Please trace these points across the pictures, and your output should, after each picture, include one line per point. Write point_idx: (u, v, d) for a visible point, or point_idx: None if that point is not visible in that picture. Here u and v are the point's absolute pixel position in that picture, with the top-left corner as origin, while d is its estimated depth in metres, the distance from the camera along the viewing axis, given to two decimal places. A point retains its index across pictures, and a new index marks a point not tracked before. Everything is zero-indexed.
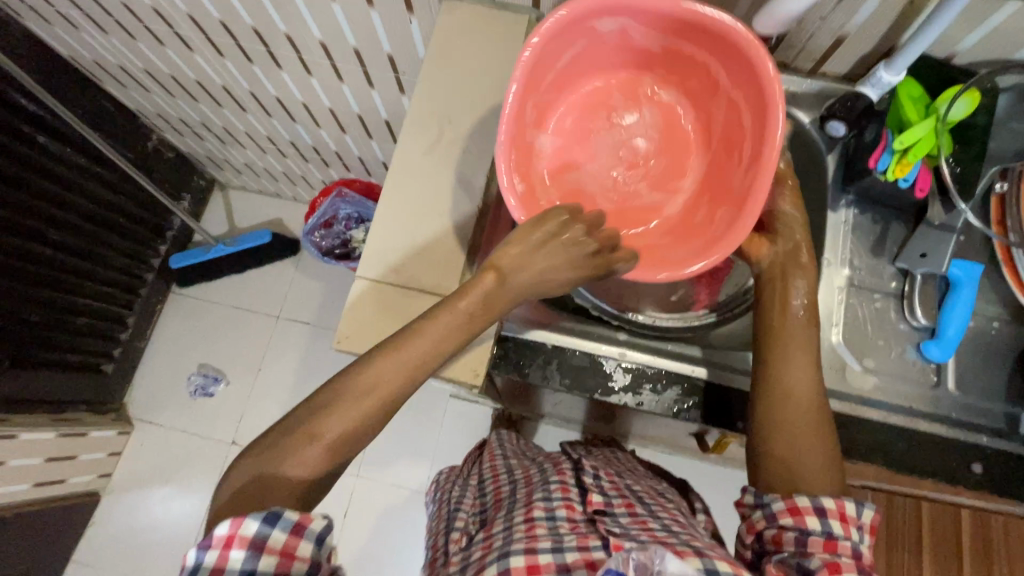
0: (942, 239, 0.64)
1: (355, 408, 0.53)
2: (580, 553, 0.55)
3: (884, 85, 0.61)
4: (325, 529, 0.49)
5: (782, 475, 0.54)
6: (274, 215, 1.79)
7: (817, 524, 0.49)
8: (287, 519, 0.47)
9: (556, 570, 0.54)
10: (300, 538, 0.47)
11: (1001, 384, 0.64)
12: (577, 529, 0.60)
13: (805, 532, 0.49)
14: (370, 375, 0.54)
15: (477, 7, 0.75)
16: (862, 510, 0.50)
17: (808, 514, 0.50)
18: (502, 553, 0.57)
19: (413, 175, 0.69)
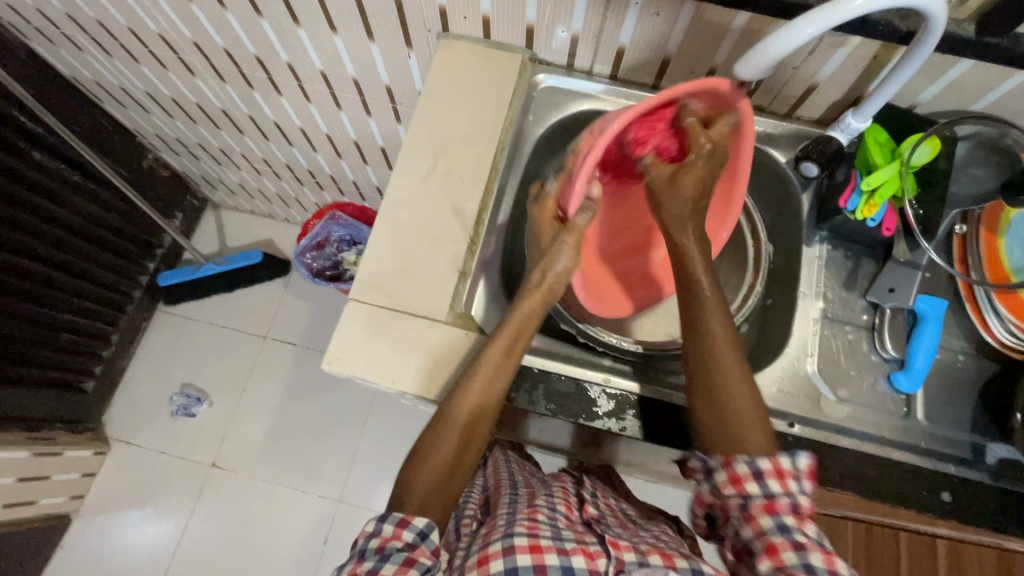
0: (908, 275, 0.67)
1: (436, 452, 0.60)
2: (579, 543, 0.58)
3: (852, 130, 0.66)
4: (427, 525, 0.55)
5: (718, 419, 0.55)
6: (265, 235, 1.80)
7: (756, 489, 0.52)
8: (393, 516, 0.55)
9: (556, 553, 0.56)
10: (405, 528, 0.54)
11: (966, 416, 0.67)
12: (577, 527, 0.64)
13: (747, 496, 0.52)
14: (445, 418, 0.61)
15: (474, 45, 0.80)
16: (795, 459, 0.53)
17: (747, 481, 0.52)
18: (504, 533, 0.58)
19: (408, 202, 0.72)
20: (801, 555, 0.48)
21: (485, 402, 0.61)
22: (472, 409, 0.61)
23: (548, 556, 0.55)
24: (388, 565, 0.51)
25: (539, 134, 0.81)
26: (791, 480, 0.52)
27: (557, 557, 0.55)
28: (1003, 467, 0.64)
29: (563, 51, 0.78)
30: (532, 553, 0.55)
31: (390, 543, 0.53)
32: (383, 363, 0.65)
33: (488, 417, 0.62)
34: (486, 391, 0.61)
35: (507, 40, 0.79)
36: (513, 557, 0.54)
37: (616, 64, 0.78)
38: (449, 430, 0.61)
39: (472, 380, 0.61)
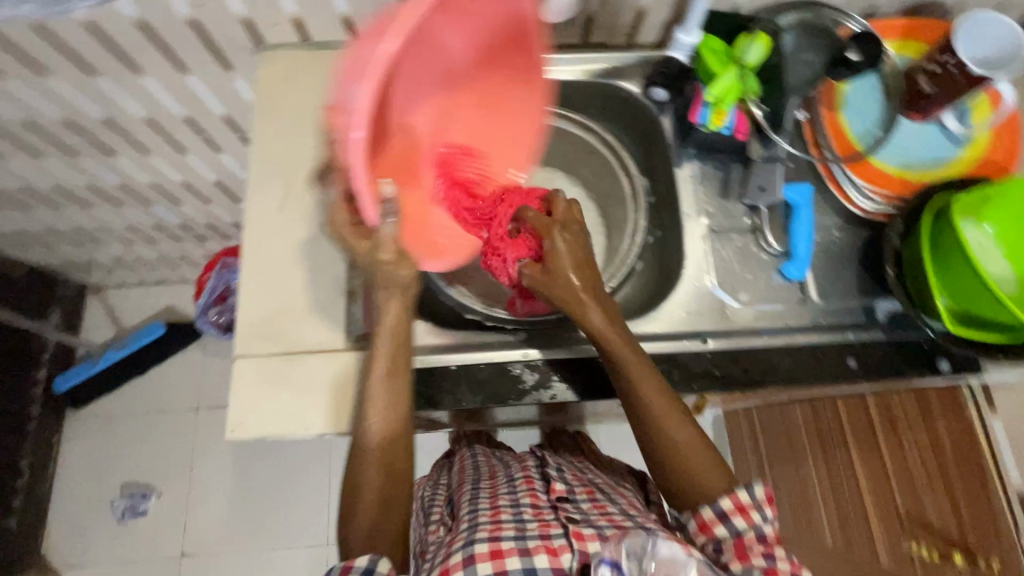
0: (771, 170, 0.70)
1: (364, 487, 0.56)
2: (540, 539, 0.56)
3: (685, 46, 0.68)
4: (371, 560, 0.51)
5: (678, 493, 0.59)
6: (163, 303, 1.66)
7: (724, 530, 0.55)
8: (337, 566, 0.51)
9: (518, 555, 0.54)
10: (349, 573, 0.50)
11: (854, 284, 0.71)
12: (541, 515, 0.62)
13: (719, 540, 0.55)
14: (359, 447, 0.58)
15: (295, 52, 0.74)
16: (753, 491, 0.56)
17: (714, 525, 0.56)
18: (466, 541, 0.57)
19: (271, 236, 0.67)
20: (770, 564, 0.52)
21: (395, 417, 0.58)
22: (383, 425, 0.58)
23: (509, 560, 0.54)
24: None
25: None
26: (754, 514, 0.55)
27: (519, 559, 0.54)
28: (891, 318, 0.69)
29: None
30: (493, 560, 0.53)
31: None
32: (292, 412, 0.60)
33: (405, 429, 0.59)
34: (388, 422, 0.58)
35: (328, 38, 0.74)
36: (473, 567, 0.53)
37: None
38: (369, 457, 0.57)
39: (372, 399, 0.58)
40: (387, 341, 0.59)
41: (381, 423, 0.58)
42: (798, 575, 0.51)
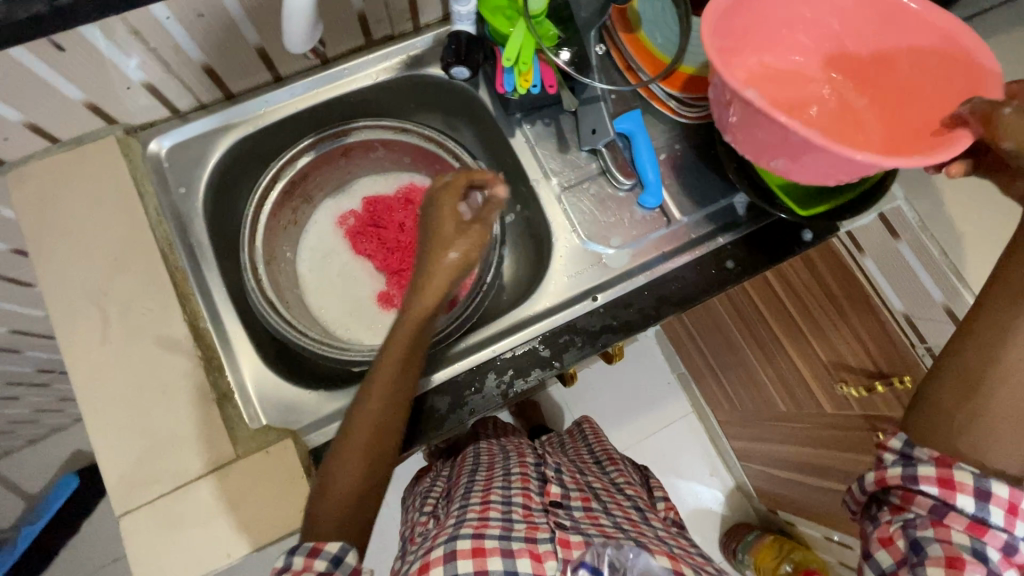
0: (596, 110, 0.69)
1: (337, 485, 0.53)
2: (526, 543, 0.55)
3: (466, 16, 0.65)
4: (341, 548, 0.50)
5: (926, 412, 0.48)
6: (64, 452, 1.49)
7: (970, 505, 0.44)
8: (302, 546, 0.50)
9: (500, 556, 0.53)
10: (317, 556, 0.49)
11: (708, 188, 0.72)
12: (530, 516, 0.61)
13: (951, 507, 0.45)
14: (344, 452, 0.54)
15: (50, 160, 0.63)
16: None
17: (960, 491, 0.45)
18: (449, 537, 0.56)
19: (106, 373, 0.58)
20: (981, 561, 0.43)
21: (384, 418, 0.54)
22: (374, 423, 0.54)
23: (490, 559, 0.53)
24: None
25: (202, 201, 0.69)
26: (1015, 526, 0.44)
27: (500, 559, 0.53)
28: (751, 210, 0.71)
29: (154, 103, 0.65)
30: (474, 559, 0.52)
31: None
32: (203, 551, 0.54)
33: (396, 424, 0.55)
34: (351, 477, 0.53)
35: (82, 130, 0.64)
36: (452, 564, 0.52)
37: (219, 83, 0.67)
38: (353, 461, 0.53)
39: (347, 424, 0.54)
40: (372, 406, 0.54)
41: (344, 476, 0.53)
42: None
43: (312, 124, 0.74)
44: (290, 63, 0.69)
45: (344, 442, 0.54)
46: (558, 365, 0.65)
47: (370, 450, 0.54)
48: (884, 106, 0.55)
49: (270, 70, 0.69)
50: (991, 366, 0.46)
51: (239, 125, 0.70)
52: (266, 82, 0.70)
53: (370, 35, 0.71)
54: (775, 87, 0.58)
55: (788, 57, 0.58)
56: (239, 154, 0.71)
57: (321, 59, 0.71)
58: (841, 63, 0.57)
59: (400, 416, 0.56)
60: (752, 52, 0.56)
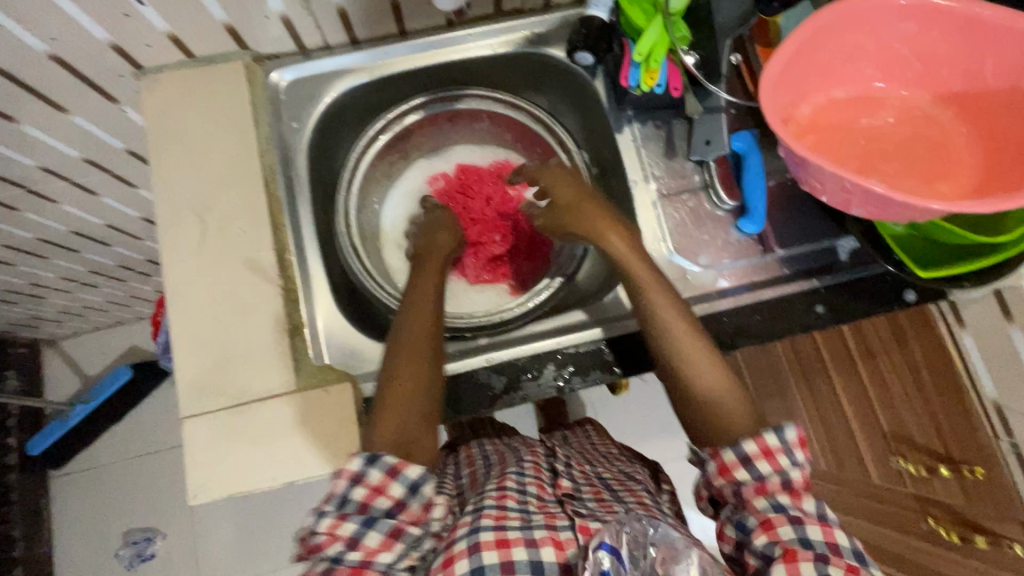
0: (715, 121, 0.66)
1: (392, 395, 0.54)
2: (548, 531, 0.55)
3: (606, 2, 0.64)
4: (420, 475, 0.50)
5: (696, 435, 0.55)
6: (123, 345, 1.59)
7: (746, 473, 0.50)
8: (380, 462, 0.50)
9: (525, 546, 0.52)
10: (394, 480, 0.50)
11: (812, 225, 0.68)
12: (546, 507, 0.60)
13: (739, 483, 0.50)
14: (391, 362, 0.57)
15: (180, 72, 0.66)
16: (783, 433, 0.51)
17: (735, 467, 0.51)
18: (470, 527, 0.55)
19: (196, 282, 0.61)
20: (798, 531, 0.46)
21: (431, 323, 0.60)
22: (417, 334, 0.59)
23: (515, 549, 0.52)
24: (372, 535, 0.48)
25: (308, 137, 0.71)
26: (783, 456, 0.50)
27: (526, 550, 0.52)
28: (853, 257, 0.67)
29: (284, 36, 0.67)
30: (499, 550, 0.52)
31: (376, 500, 0.49)
32: (255, 468, 0.57)
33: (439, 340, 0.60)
34: (422, 367, 0.56)
35: (216, 50, 0.66)
36: (478, 555, 0.51)
37: (348, 26, 0.68)
38: (406, 371, 0.56)
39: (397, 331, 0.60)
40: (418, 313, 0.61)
41: (413, 368, 0.56)
42: (830, 534, 0.46)
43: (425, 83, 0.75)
44: (417, 19, 0.70)
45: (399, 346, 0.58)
46: (620, 371, 0.63)
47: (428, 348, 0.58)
48: (984, 147, 0.56)
49: (397, 23, 0.69)
50: (712, 397, 0.54)
51: (356, 70, 0.71)
52: (390, 33, 0.71)
53: (499, 4, 0.70)
54: (857, 118, 0.61)
55: (868, 83, 0.61)
56: (352, 100, 0.73)
57: (447, 20, 0.71)
58: (962, 100, 0.58)
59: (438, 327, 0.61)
60: (832, 87, 0.60)
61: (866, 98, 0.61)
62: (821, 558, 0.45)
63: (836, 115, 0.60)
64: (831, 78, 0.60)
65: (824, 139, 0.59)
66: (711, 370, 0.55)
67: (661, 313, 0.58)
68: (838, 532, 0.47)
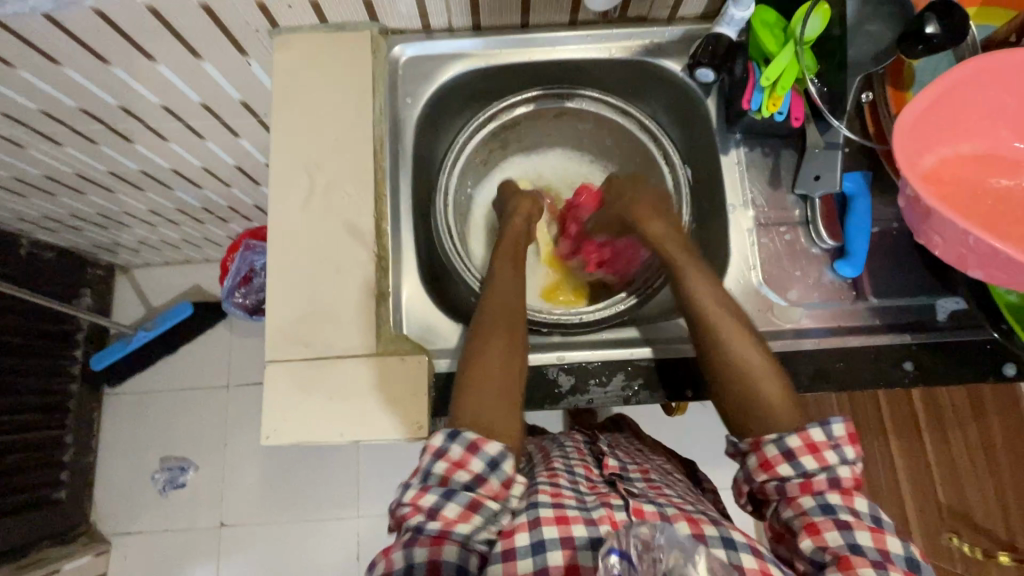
0: (830, 158, 0.65)
1: (482, 364, 0.57)
2: (604, 510, 0.53)
3: (738, 21, 0.61)
4: (499, 453, 0.52)
5: (732, 420, 0.56)
6: (189, 282, 1.68)
7: (790, 469, 0.51)
8: (461, 438, 0.52)
9: (583, 523, 0.51)
10: (474, 455, 0.51)
11: (912, 279, 0.66)
12: (597, 489, 0.59)
13: (783, 478, 0.52)
14: (482, 334, 0.60)
15: (311, 36, 0.69)
16: (830, 428, 0.51)
17: (778, 463, 0.52)
18: (527, 504, 0.54)
19: (297, 237, 0.64)
20: (846, 534, 0.48)
21: (515, 302, 0.64)
22: (503, 310, 0.63)
23: (575, 527, 0.50)
24: (451, 506, 0.49)
25: (417, 115, 0.73)
26: (829, 452, 0.51)
27: (584, 527, 0.51)
28: (952, 319, 0.65)
29: (413, 14, 0.69)
30: (559, 525, 0.50)
31: (457, 475, 0.50)
32: (326, 421, 0.60)
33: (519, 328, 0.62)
34: (499, 351, 0.58)
35: (347, 19, 0.69)
36: (539, 530, 0.50)
37: (475, 13, 0.69)
38: (494, 343, 0.59)
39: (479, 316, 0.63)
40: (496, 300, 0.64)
41: (492, 353, 0.58)
42: (880, 539, 0.47)
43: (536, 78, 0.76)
44: (541, 14, 0.70)
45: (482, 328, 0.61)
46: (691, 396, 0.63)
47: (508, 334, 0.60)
48: None
49: (521, 15, 0.70)
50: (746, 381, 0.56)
51: (474, 57, 0.73)
52: (512, 25, 0.72)
53: (625, 11, 0.70)
54: (994, 178, 0.58)
55: (1007, 143, 0.58)
56: (465, 84, 0.75)
57: (570, 19, 0.71)
58: None
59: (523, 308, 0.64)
60: (970, 141, 0.58)
61: (1000, 157, 0.58)
62: (840, 521, 0.48)
63: (967, 170, 0.58)
64: (964, 132, 0.57)
65: (950, 195, 0.57)
66: (749, 351, 0.57)
67: (698, 287, 0.61)
68: (890, 538, 0.47)
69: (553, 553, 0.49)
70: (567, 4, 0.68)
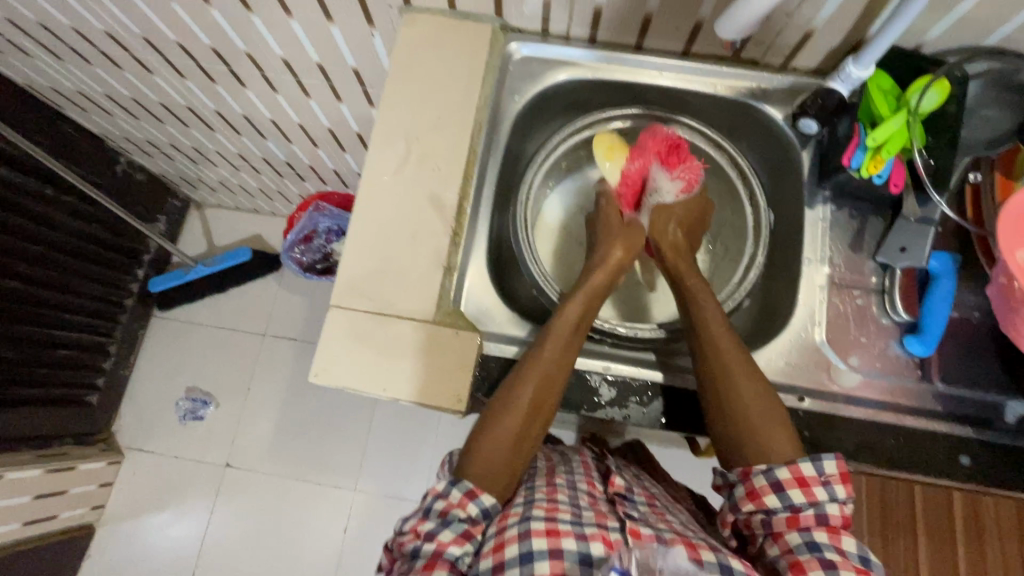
0: (921, 233, 0.64)
1: (503, 427, 0.59)
2: (598, 528, 0.52)
3: (853, 80, 0.61)
4: (492, 504, 0.55)
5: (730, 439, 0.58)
6: (253, 231, 1.76)
7: (776, 501, 0.53)
8: (462, 484, 0.56)
9: (574, 539, 0.50)
10: (425, 520, 0.53)
11: (983, 374, 0.63)
12: (597, 507, 0.58)
13: (770, 511, 0.53)
14: (513, 395, 0.60)
15: (437, 18, 0.73)
16: (822, 464, 0.53)
17: (766, 495, 0.53)
18: (521, 516, 0.53)
19: (383, 197, 0.68)
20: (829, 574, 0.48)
21: (558, 371, 0.62)
22: (545, 374, 0.61)
23: (565, 541, 0.50)
24: (446, 532, 0.52)
25: (517, 110, 0.76)
26: (818, 489, 0.52)
27: (575, 541, 0.50)
28: (1019, 424, 0.62)
29: (536, 16, 0.72)
30: (549, 538, 0.49)
31: (454, 510, 0.54)
32: (369, 374, 0.62)
33: (562, 378, 0.62)
34: (523, 399, 0.60)
35: (474, 9, 0.73)
36: (528, 542, 0.49)
37: (595, 25, 0.72)
38: (516, 410, 0.60)
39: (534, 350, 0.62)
40: (554, 345, 0.62)
41: (518, 399, 0.60)
42: (838, 540, 0.51)
43: (639, 98, 0.78)
44: (657, 40, 0.72)
45: (526, 369, 0.61)
46: None
47: (548, 383, 0.61)
48: None
49: (637, 37, 0.72)
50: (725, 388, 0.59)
51: (584, 66, 0.75)
52: (626, 44, 0.74)
53: (739, 52, 0.71)
54: None
55: None
56: (568, 90, 0.77)
57: (684, 48, 0.73)
58: None
59: (561, 379, 0.62)
60: None
61: None
62: (823, 559, 0.49)
63: None
64: None
65: None
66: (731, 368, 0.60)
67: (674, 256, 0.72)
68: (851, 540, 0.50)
69: (541, 565, 0.48)
70: (684, 34, 0.70)
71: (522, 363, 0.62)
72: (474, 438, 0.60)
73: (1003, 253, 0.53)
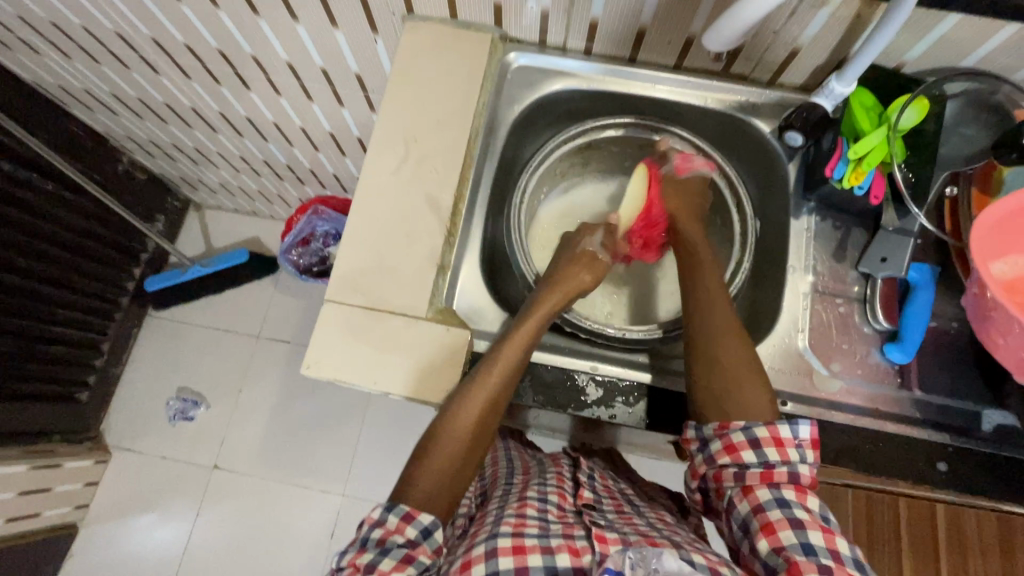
0: (901, 243, 0.66)
1: (445, 446, 0.59)
2: (564, 539, 0.53)
3: (837, 95, 0.64)
4: (432, 522, 0.55)
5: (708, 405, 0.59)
6: (251, 233, 1.78)
7: (753, 456, 0.54)
8: (399, 508, 0.55)
9: (541, 553, 0.51)
10: (362, 552, 0.53)
11: (959, 382, 0.65)
12: (565, 518, 0.59)
13: (744, 466, 0.55)
14: (456, 415, 0.60)
15: (440, 26, 0.76)
16: (797, 428, 0.55)
17: (744, 449, 0.55)
18: (489, 533, 0.54)
19: (381, 197, 0.69)
20: (800, 534, 0.50)
21: (503, 390, 0.62)
22: (491, 390, 0.61)
23: (532, 557, 0.51)
24: (387, 561, 0.52)
25: (513, 116, 0.78)
26: (791, 449, 0.55)
27: (541, 556, 0.51)
28: (995, 433, 0.63)
29: (535, 28, 0.75)
30: (515, 555, 0.50)
31: (392, 536, 0.53)
32: (360, 368, 0.63)
33: (504, 398, 0.62)
34: (468, 418, 0.60)
35: (475, 19, 0.75)
36: (495, 560, 0.50)
37: (591, 38, 0.74)
38: (459, 430, 0.60)
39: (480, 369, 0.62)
40: (500, 364, 0.62)
41: (461, 417, 0.60)
42: (831, 539, 0.50)
43: (633, 109, 0.80)
44: (650, 53, 0.75)
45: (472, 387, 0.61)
46: None
47: (492, 403, 0.61)
48: None
49: (631, 50, 0.75)
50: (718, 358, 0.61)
51: (579, 76, 0.78)
52: (621, 57, 0.77)
53: (729, 67, 0.74)
54: None
55: None
56: (565, 99, 0.80)
57: (676, 62, 0.75)
58: None
59: (506, 396, 0.62)
60: None
61: None
62: (794, 519, 0.51)
63: None
64: None
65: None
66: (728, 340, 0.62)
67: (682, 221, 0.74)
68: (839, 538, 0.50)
69: None
70: (677, 49, 0.73)
71: (466, 384, 0.61)
72: (417, 460, 0.60)
73: (975, 261, 0.54)
